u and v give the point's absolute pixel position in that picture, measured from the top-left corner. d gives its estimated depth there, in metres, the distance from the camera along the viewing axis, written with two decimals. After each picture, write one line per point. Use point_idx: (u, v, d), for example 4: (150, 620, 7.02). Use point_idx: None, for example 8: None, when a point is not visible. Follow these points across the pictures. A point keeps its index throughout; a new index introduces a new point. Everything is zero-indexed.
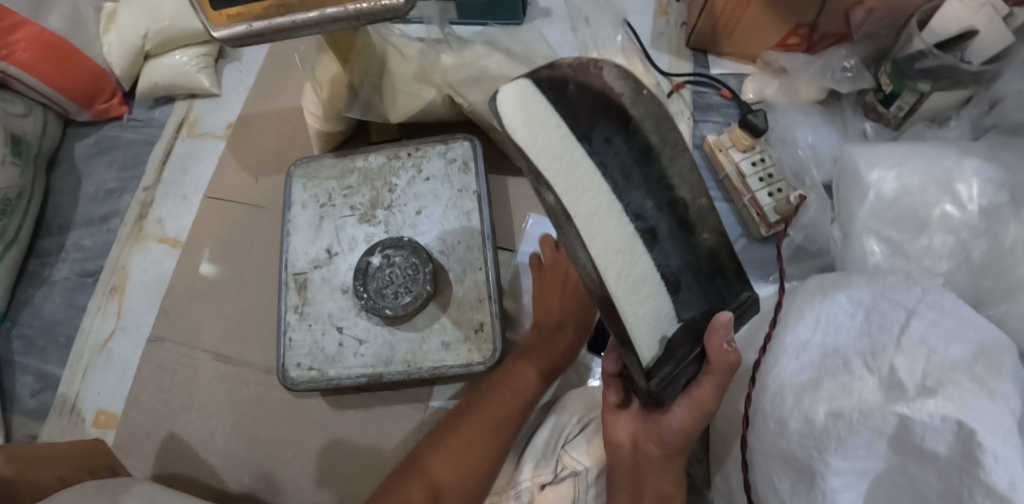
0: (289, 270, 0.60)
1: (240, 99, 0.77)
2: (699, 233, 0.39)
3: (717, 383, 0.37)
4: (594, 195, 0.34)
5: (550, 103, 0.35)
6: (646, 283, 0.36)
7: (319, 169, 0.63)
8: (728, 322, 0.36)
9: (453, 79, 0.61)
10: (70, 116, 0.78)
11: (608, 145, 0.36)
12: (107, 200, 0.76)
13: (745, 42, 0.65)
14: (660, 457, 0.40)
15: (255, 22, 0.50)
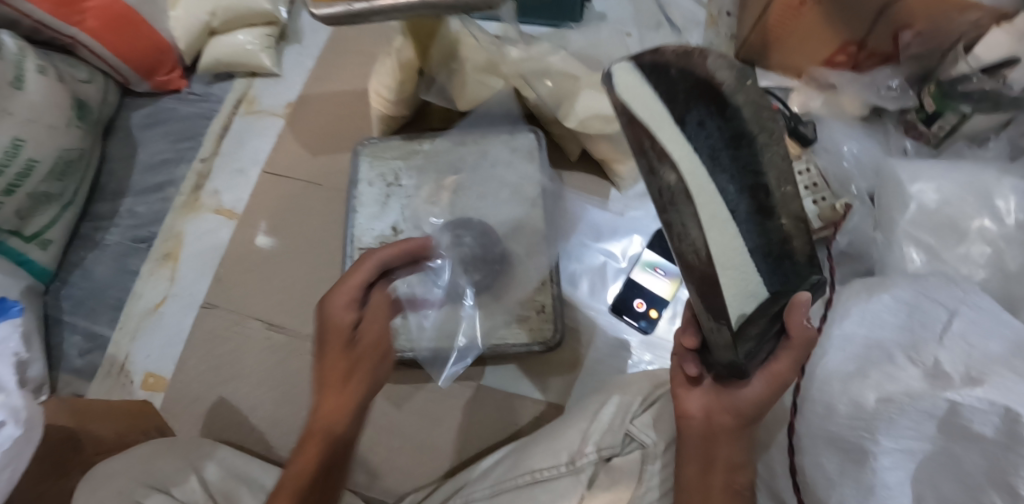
0: (355, 244, 0.62)
1: (300, 79, 0.79)
2: (775, 218, 0.44)
3: (795, 356, 0.43)
4: (701, 177, 0.40)
5: (651, 85, 0.40)
6: (740, 260, 0.42)
7: (386, 149, 0.65)
8: (807, 302, 0.41)
9: (522, 71, 0.63)
10: (129, 85, 0.80)
11: (701, 128, 0.41)
12: (162, 169, 0.77)
13: (792, 56, 0.69)
14: (738, 424, 0.46)
15: (355, 3, 0.53)
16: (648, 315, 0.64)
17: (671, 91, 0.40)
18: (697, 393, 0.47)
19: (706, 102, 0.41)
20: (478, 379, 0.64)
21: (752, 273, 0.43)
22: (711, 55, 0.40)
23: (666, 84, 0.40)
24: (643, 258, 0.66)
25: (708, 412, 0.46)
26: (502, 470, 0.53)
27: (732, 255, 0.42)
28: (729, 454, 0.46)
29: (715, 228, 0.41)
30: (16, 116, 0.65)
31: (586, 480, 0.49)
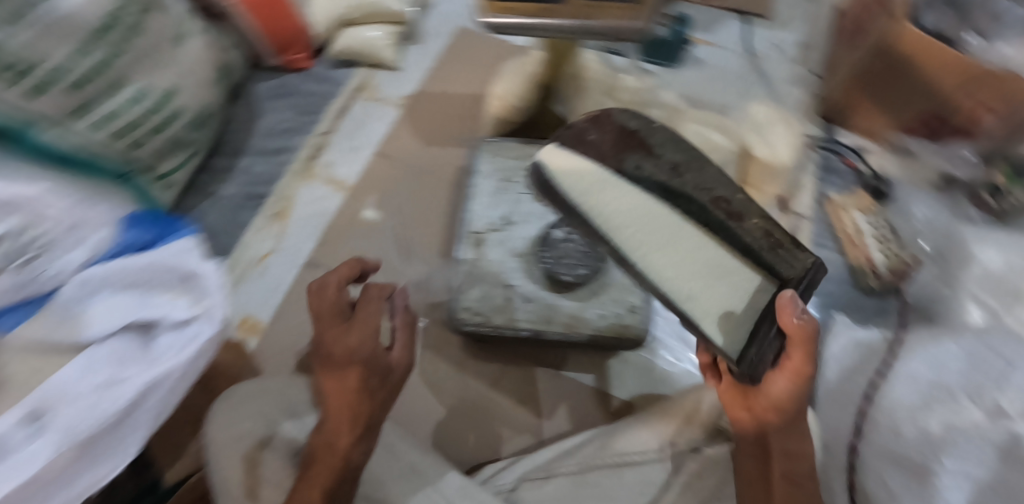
0: (467, 228, 0.68)
1: (419, 76, 0.87)
2: (746, 219, 0.51)
3: (802, 351, 0.47)
4: (649, 214, 0.50)
5: (581, 156, 0.50)
6: (715, 265, 0.50)
7: (504, 149, 0.72)
8: (792, 300, 0.47)
9: (636, 98, 0.71)
10: (262, 58, 0.88)
11: (641, 169, 0.51)
12: (283, 136, 0.85)
13: (873, 120, 0.76)
14: (783, 425, 0.51)
15: (520, 20, 0.60)
16: None
17: (601, 154, 0.51)
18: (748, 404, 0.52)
19: (636, 152, 0.51)
20: (558, 367, 0.69)
21: (734, 271, 0.50)
22: (614, 113, 0.52)
23: (597, 152, 0.51)
24: None
25: (758, 417, 0.52)
26: (591, 449, 0.57)
27: (706, 273, 0.50)
28: (782, 445, 0.51)
29: (671, 254, 0.49)
30: (172, 68, 0.73)
31: (669, 468, 0.55)
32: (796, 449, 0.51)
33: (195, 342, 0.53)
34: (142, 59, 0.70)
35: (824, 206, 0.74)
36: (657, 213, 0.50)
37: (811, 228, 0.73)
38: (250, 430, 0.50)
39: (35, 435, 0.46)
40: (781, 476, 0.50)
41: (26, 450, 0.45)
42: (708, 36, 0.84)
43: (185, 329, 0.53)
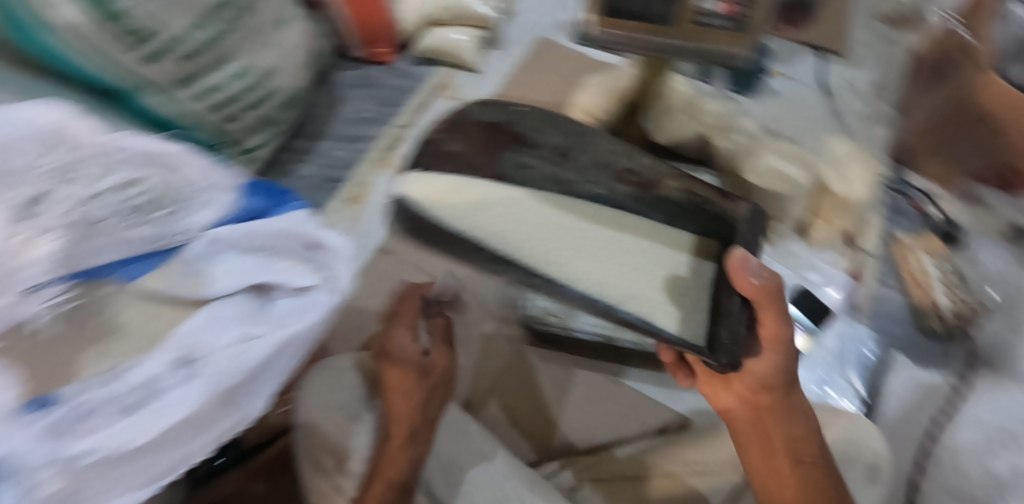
0: None
1: (498, 81, 0.90)
2: (664, 184, 0.54)
3: (772, 312, 0.48)
4: (533, 222, 0.55)
5: (459, 179, 0.53)
6: (642, 256, 0.55)
7: None
8: (743, 258, 0.47)
9: (716, 124, 0.73)
10: (347, 48, 0.91)
11: (523, 167, 0.55)
12: (361, 125, 0.87)
13: (943, 163, 0.76)
14: (776, 403, 0.53)
15: (626, 33, 0.62)
16: None
17: (468, 165, 0.54)
18: (736, 389, 0.55)
19: (483, 131, 0.53)
20: (621, 375, 0.70)
21: (664, 252, 0.56)
22: (470, 110, 0.53)
23: (461, 163, 0.53)
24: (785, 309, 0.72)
25: (753, 401, 0.54)
26: (659, 456, 0.60)
27: (626, 269, 0.54)
28: (784, 431, 0.53)
29: (591, 258, 0.54)
30: (275, 50, 0.77)
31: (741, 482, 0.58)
32: (797, 425, 0.53)
33: (312, 309, 0.52)
34: (247, 39, 0.73)
35: (889, 245, 0.76)
36: (528, 210, 0.55)
37: (875, 267, 0.75)
38: (343, 405, 0.59)
39: (183, 379, 0.43)
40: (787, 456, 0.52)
41: (174, 393, 0.42)
42: (785, 68, 0.86)
43: (305, 296, 0.52)
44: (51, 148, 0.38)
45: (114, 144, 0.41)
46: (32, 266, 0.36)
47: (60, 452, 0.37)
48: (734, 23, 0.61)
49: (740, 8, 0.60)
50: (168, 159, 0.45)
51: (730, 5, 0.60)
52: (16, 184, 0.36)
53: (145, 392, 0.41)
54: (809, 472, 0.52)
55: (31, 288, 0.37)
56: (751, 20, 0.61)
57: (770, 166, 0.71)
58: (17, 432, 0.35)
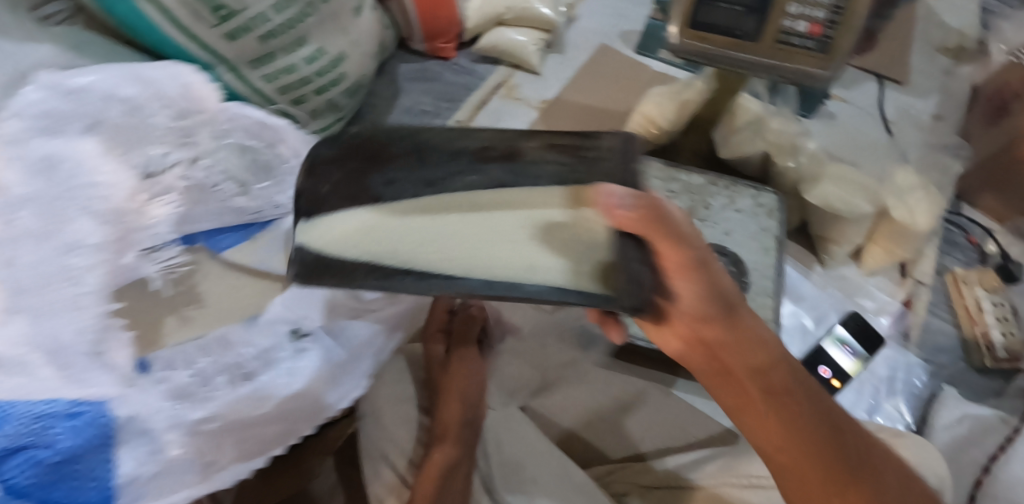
0: None
1: (559, 84, 0.90)
2: (529, 148, 0.50)
3: (664, 238, 0.44)
4: (399, 221, 0.50)
5: (318, 216, 0.52)
6: (515, 232, 0.47)
7: (648, 168, 0.76)
8: (609, 188, 0.43)
9: (784, 142, 0.73)
10: (410, 41, 0.92)
11: (392, 182, 0.52)
12: (419, 118, 0.88)
13: (1007, 200, 0.76)
14: (732, 345, 0.49)
15: (709, 46, 0.64)
16: (831, 383, 0.70)
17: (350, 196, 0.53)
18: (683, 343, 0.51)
19: (350, 159, 0.53)
20: (672, 386, 0.71)
21: (545, 206, 0.48)
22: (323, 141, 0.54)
23: (343, 193, 0.53)
24: (835, 333, 0.72)
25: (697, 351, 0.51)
26: (712, 468, 0.62)
27: (503, 239, 0.47)
28: (744, 364, 0.49)
29: (474, 244, 0.48)
30: (349, 36, 0.79)
31: None
32: (760, 360, 0.49)
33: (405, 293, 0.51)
34: (321, 26, 0.75)
35: (942, 277, 0.76)
36: (409, 224, 0.50)
37: (929, 298, 0.75)
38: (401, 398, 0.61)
39: (292, 358, 0.53)
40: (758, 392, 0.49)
41: (283, 369, 0.52)
42: (844, 93, 0.85)
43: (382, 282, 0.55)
44: (177, 108, 0.51)
45: (230, 114, 0.55)
46: (156, 217, 0.48)
47: (182, 414, 0.46)
48: (817, 44, 0.61)
49: (827, 30, 0.60)
50: (271, 131, 0.57)
51: (817, 26, 0.60)
52: (146, 142, 0.49)
53: (257, 365, 0.51)
54: (790, 405, 0.48)
55: (155, 242, 0.49)
56: (836, 42, 0.61)
57: (834, 190, 0.71)
58: (155, 394, 0.46)
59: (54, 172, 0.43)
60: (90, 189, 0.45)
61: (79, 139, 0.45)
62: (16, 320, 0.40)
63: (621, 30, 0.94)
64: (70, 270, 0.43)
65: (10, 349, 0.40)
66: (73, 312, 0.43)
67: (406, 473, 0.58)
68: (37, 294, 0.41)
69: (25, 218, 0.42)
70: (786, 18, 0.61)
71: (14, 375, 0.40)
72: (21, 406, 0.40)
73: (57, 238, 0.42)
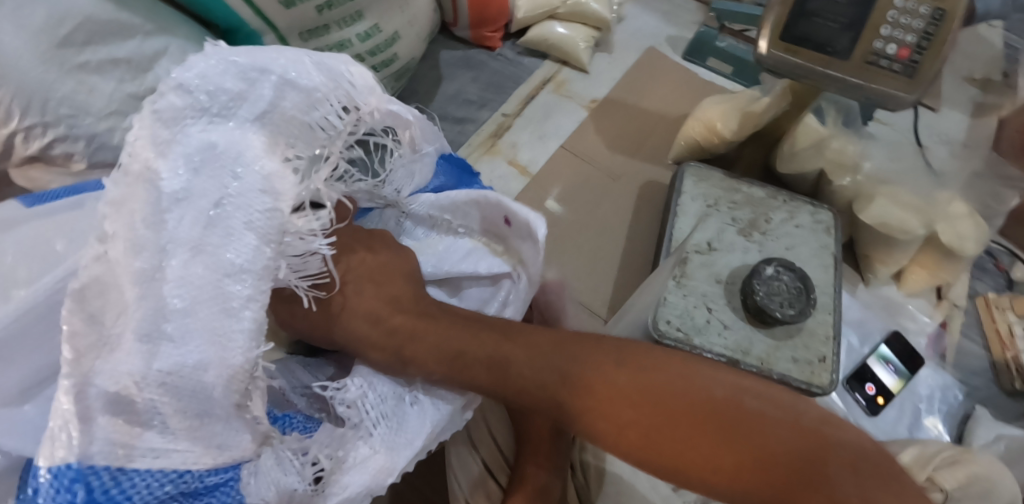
0: (673, 244, 0.72)
1: (609, 83, 0.89)
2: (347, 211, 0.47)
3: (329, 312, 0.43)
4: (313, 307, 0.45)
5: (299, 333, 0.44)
6: None
7: (710, 177, 0.76)
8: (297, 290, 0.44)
9: (843, 160, 0.74)
10: (454, 27, 0.88)
11: None
12: (463, 107, 0.84)
13: None
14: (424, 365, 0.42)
15: (796, 60, 0.64)
16: (875, 399, 0.73)
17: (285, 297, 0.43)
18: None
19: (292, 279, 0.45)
20: None
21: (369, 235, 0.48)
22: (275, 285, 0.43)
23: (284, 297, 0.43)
24: (879, 351, 0.75)
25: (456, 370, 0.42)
26: None
27: None
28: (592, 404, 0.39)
29: None
30: (405, 14, 0.74)
31: None
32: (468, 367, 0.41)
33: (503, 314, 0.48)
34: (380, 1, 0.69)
35: (975, 302, 0.79)
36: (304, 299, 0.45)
37: (962, 319, 0.79)
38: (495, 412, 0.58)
39: (404, 409, 0.42)
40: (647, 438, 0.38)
41: (387, 426, 0.40)
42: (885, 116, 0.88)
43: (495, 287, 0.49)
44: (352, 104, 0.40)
45: (386, 111, 0.43)
46: (306, 232, 0.37)
47: (307, 498, 0.37)
48: (903, 68, 0.62)
49: (915, 54, 0.61)
50: (403, 123, 0.45)
51: (906, 49, 0.61)
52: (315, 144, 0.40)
53: (373, 420, 0.40)
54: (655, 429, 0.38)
55: (303, 252, 0.38)
56: (921, 67, 0.61)
57: (888, 209, 0.72)
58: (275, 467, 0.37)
59: (214, 162, 0.36)
60: (246, 195, 0.36)
61: (249, 129, 0.37)
62: (159, 349, 0.33)
63: (669, 36, 0.94)
64: (228, 296, 0.34)
65: (160, 380, 0.33)
66: (223, 352, 0.34)
67: (498, 474, 0.56)
68: (187, 319, 0.34)
69: (182, 220, 0.35)
70: (877, 39, 0.62)
71: (148, 431, 0.33)
72: (153, 488, 0.33)
73: (217, 258, 0.35)
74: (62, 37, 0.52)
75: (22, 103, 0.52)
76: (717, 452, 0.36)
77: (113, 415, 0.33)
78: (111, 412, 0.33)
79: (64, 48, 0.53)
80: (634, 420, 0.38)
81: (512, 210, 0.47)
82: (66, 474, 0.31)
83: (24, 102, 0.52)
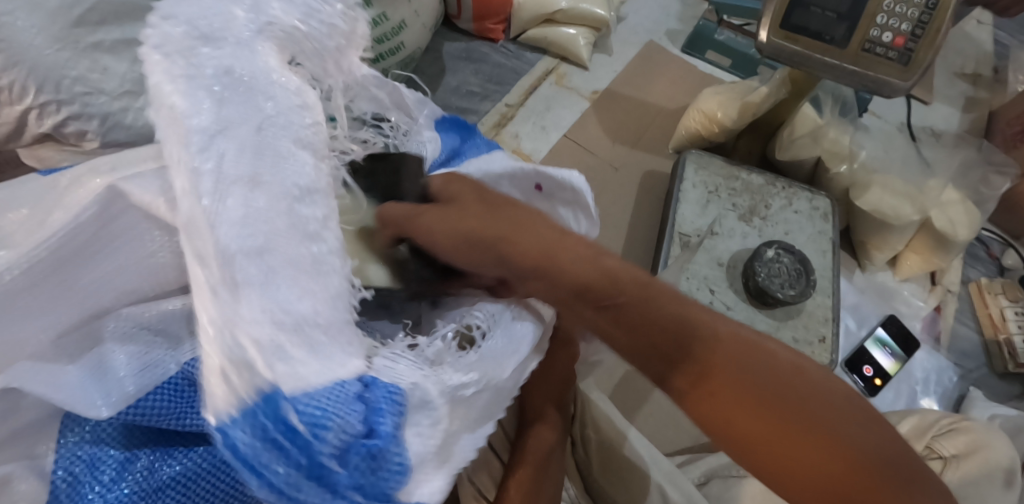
0: (675, 229, 0.73)
1: (610, 76, 0.90)
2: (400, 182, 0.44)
3: (432, 213, 0.39)
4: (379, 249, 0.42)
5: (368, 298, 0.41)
6: None
7: (710, 165, 0.78)
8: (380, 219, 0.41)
9: (836, 150, 0.76)
10: (456, 20, 0.89)
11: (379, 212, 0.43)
12: (467, 98, 0.85)
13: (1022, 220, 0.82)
14: (595, 271, 0.36)
15: (795, 47, 0.66)
16: (873, 382, 0.74)
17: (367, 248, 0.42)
18: (524, 285, 0.38)
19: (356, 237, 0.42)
20: None
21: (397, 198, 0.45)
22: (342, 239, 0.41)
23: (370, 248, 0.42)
24: (876, 335, 0.76)
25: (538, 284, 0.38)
26: None
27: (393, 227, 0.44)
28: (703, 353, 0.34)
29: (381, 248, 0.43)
30: (412, 4, 0.75)
31: None
32: (650, 296, 0.36)
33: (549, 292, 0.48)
34: None
35: (967, 288, 0.81)
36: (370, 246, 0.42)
37: (956, 304, 0.81)
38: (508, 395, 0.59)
39: (501, 333, 0.42)
40: (752, 406, 0.33)
41: (495, 342, 0.41)
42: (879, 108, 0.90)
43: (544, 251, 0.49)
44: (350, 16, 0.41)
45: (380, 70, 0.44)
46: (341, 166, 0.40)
47: (431, 390, 0.33)
48: (898, 56, 0.64)
49: (909, 42, 0.63)
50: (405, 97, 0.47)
51: (901, 37, 0.63)
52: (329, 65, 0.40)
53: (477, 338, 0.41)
54: (770, 396, 0.33)
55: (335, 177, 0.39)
56: (916, 55, 0.63)
57: (885, 195, 0.74)
58: (403, 360, 0.33)
59: (238, 85, 0.33)
60: (284, 115, 0.34)
61: (254, 48, 0.35)
62: (250, 294, 0.29)
63: (669, 30, 0.96)
64: (299, 220, 0.32)
65: (264, 330, 0.29)
66: (315, 281, 0.31)
67: (499, 451, 0.56)
68: (266, 257, 0.30)
69: (226, 154, 0.31)
70: (873, 27, 0.64)
71: (278, 364, 0.29)
72: (308, 405, 0.29)
73: (273, 185, 0.31)
74: (77, 17, 0.52)
75: (37, 81, 0.50)
76: (826, 450, 0.32)
77: (245, 343, 0.29)
78: (257, 356, 0.29)
79: (79, 27, 0.52)
80: (750, 381, 0.33)
81: (551, 176, 0.47)
82: (257, 408, 0.29)
83: (40, 80, 0.50)
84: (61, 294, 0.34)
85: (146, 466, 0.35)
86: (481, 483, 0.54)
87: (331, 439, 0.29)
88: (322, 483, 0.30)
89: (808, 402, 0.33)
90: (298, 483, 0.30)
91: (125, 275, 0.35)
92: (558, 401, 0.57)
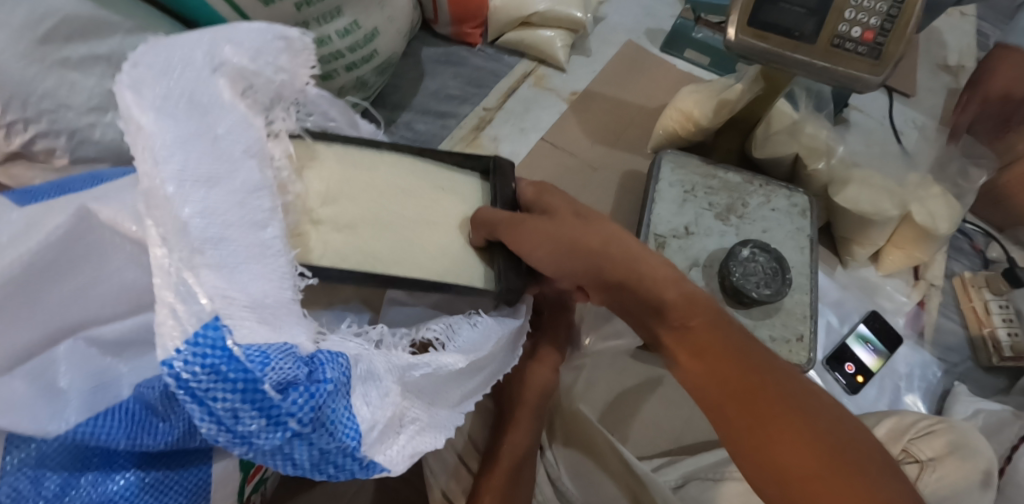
0: (651, 230, 0.73)
1: (589, 76, 0.90)
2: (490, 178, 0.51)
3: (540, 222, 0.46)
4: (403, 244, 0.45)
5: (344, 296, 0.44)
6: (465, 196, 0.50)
7: (687, 163, 0.77)
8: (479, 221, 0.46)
9: (814, 145, 0.75)
10: (434, 25, 0.89)
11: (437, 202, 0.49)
12: (447, 102, 0.86)
13: (1006, 212, 0.81)
14: (674, 291, 0.45)
15: (765, 45, 0.65)
16: (855, 378, 0.74)
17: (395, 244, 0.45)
18: (607, 294, 0.47)
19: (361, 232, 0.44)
20: None
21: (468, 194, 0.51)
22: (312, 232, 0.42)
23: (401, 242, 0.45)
24: (858, 331, 0.76)
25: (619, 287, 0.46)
26: None
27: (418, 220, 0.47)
28: (736, 363, 0.41)
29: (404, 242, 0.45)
30: (386, 11, 0.75)
31: None
32: (718, 326, 0.43)
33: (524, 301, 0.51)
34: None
35: (951, 281, 0.81)
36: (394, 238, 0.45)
37: (940, 298, 0.80)
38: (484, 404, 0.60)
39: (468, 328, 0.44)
40: (780, 426, 0.38)
41: (464, 339, 0.43)
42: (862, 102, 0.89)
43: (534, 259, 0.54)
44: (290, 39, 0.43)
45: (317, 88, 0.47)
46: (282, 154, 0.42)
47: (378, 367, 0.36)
48: (868, 50, 0.63)
49: (879, 36, 0.63)
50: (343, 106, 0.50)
51: (871, 32, 0.63)
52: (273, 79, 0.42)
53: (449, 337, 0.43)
54: (795, 416, 0.38)
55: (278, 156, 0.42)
56: (887, 49, 0.63)
57: (864, 191, 0.73)
58: (349, 340, 0.36)
59: (192, 107, 0.35)
60: (235, 131, 0.36)
61: (209, 72, 0.37)
62: (207, 272, 0.31)
63: (649, 29, 0.96)
64: (250, 213, 0.34)
65: (218, 300, 0.30)
66: (265, 266, 0.33)
67: (473, 461, 0.57)
68: (226, 245, 0.32)
69: (186, 159, 0.33)
70: (842, 22, 0.64)
71: (238, 328, 0.30)
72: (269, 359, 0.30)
73: (230, 183, 0.34)
74: (41, 34, 0.51)
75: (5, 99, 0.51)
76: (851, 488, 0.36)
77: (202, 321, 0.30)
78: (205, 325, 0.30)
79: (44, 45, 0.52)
80: (787, 402, 0.39)
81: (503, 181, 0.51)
82: (206, 339, 0.29)
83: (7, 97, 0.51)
84: (30, 307, 0.36)
85: (90, 481, 0.37)
86: (452, 492, 0.55)
87: (274, 373, 0.30)
88: (263, 412, 0.30)
89: (835, 436, 0.38)
90: (236, 413, 0.30)
91: (88, 302, 0.37)
92: (539, 399, 0.57)
